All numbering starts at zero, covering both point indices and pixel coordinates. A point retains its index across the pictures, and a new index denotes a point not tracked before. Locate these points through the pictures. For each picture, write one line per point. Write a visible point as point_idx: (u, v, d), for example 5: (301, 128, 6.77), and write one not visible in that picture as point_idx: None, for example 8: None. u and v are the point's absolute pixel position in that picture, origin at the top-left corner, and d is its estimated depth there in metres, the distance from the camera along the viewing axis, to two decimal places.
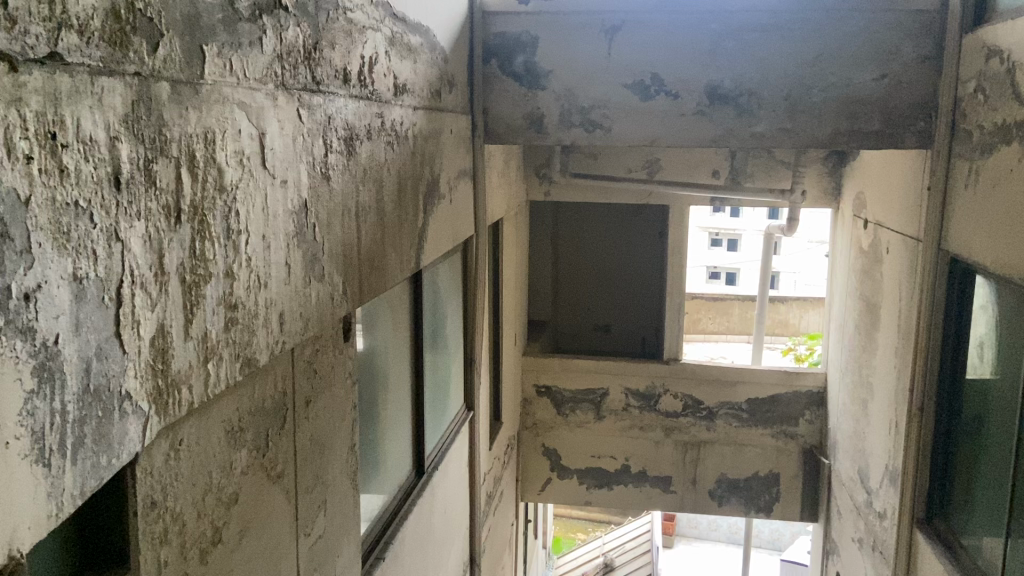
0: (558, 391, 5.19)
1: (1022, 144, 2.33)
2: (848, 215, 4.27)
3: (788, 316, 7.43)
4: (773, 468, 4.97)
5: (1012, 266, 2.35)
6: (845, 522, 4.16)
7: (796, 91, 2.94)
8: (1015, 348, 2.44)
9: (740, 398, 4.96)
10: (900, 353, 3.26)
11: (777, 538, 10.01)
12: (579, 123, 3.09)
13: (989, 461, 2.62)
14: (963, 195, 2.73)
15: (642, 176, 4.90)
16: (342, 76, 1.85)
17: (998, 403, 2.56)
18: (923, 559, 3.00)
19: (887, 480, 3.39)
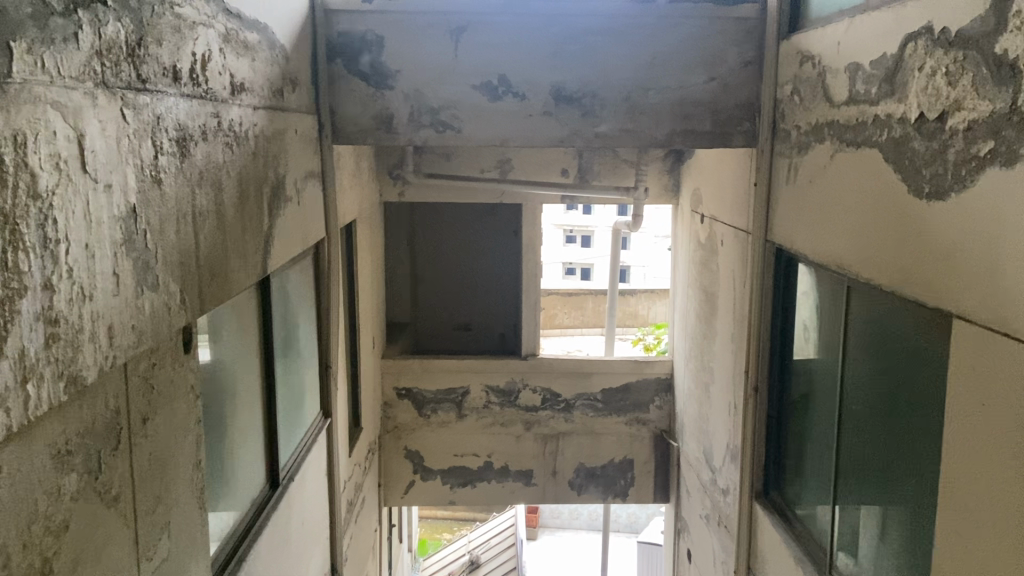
0: (418, 393, 5.17)
1: (832, 142, 2.56)
2: (687, 211, 4.52)
3: (637, 309, 7.75)
4: (627, 454, 5.18)
5: (830, 254, 2.56)
6: (693, 501, 4.40)
7: (635, 92, 3.07)
8: (833, 329, 2.67)
9: (595, 389, 5.14)
10: (736, 338, 3.48)
11: (634, 521, 10.44)
12: (429, 123, 3.08)
13: (816, 435, 2.85)
14: (785, 190, 2.95)
15: (495, 176, 4.99)
16: (171, 74, 1.76)
17: (821, 381, 2.80)
18: (762, 530, 3.22)
19: (729, 458, 3.61)
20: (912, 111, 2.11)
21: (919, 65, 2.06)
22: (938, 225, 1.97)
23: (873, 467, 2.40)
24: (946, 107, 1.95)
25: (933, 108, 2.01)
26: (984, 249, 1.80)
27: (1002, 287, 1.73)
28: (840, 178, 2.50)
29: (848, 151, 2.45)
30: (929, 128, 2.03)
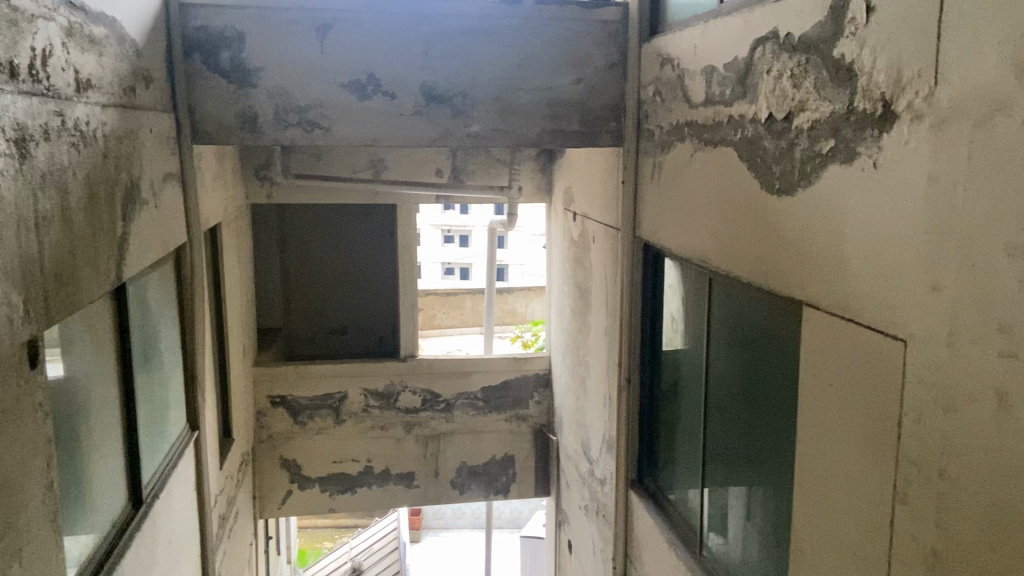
0: (294, 400, 5.03)
1: (692, 141, 2.67)
2: (560, 209, 4.61)
3: (515, 306, 7.84)
4: (508, 451, 5.23)
5: (694, 248, 2.68)
6: (573, 493, 4.50)
7: (505, 92, 3.10)
8: (698, 320, 2.80)
9: (475, 387, 5.16)
10: (609, 332, 3.58)
11: (517, 517, 10.58)
12: (296, 123, 3.00)
13: (685, 422, 2.98)
14: (650, 188, 3.07)
15: (367, 176, 4.91)
16: (7, 69, 1.62)
17: (688, 370, 2.92)
18: (637, 516, 3.33)
19: (605, 448, 3.71)
20: (762, 112, 2.23)
21: (767, 68, 2.19)
22: (788, 219, 2.10)
23: (737, 450, 2.53)
24: (791, 108, 2.08)
25: (781, 109, 2.13)
26: (829, 240, 1.93)
27: (847, 275, 1.86)
28: (699, 176, 2.62)
29: (707, 150, 2.57)
30: (778, 127, 2.16)
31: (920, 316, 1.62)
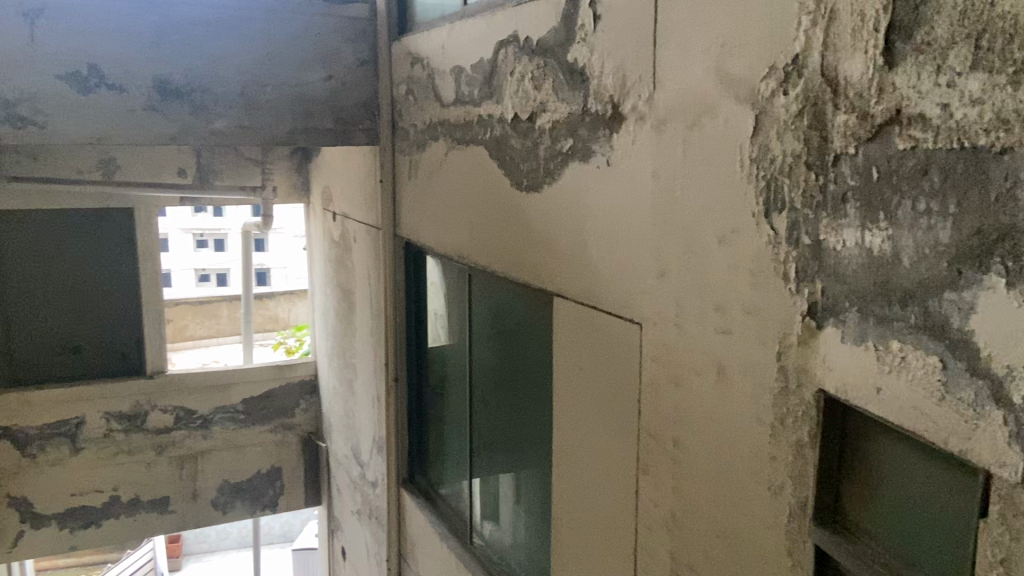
0: (19, 431, 4.44)
1: (445, 139, 2.72)
2: (318, 208, 4.49)
3: (277, 311, 7.55)
4: (274, 463, 5.04)
5: (452, 244, 2.73)
6: (345, 498, 4.43)
7: (250, 88, 2.96)
8: (460, 316, 2.86)
9: (236, 400, 4.89)
10: (374, 332, 3.55)
11: (288, 530, 10.22)
12: (3, 119, 2.64)
13: (452, 416, 3.04)
14: (408, 187, 3.08)
15: (97, 177, 4.49)
16: None
17: (453, 365, 2.98)
18: (408, 515, 3.34)
19: (375, 450, 3.68)
20: (508, 112, 2.32)
21: (510, 69, 2.28)
22: (536, 214, 2.20)
23: (502, 439, 2.62)
24: (534, 108, 2.18)
25: (525, 109, 2.23)
26: (573, 234, 2.05)
27: (590, 266, 1.99)
28: (453, 175, 2.68)
29: (459, 149, 2.63)
30: (522, 127, 2.25)
31: (651, 300, 1.77)
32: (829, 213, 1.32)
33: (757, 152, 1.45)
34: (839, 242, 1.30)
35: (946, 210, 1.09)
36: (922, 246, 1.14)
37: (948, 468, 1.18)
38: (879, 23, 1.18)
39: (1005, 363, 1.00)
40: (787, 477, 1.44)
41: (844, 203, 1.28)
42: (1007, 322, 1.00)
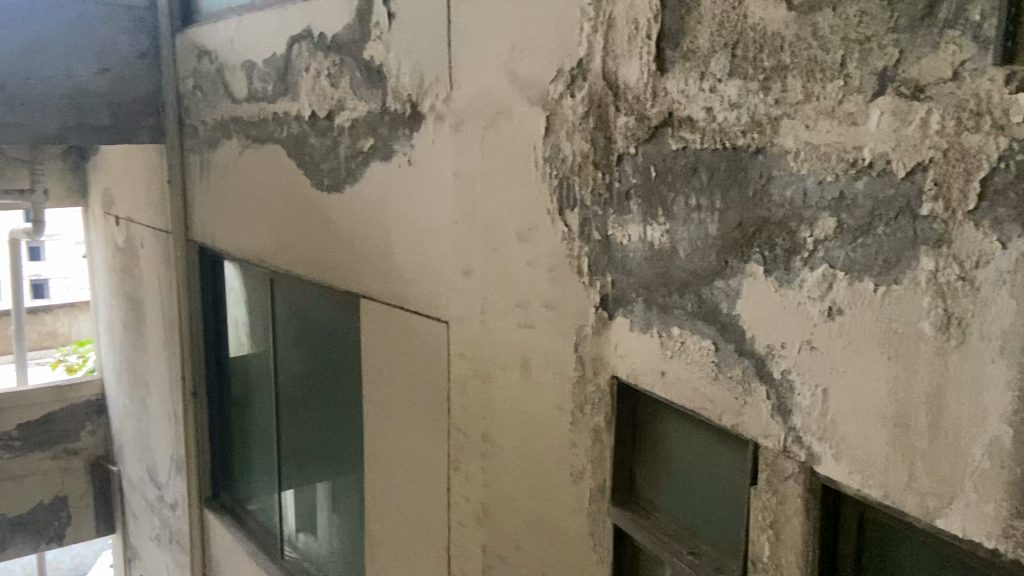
0: None
1: (239, 138, 2.59)
2: (99, 212, 4.13)
3: (55, 327, 6.87)
4: (57, 492, 4.58)
5: (251, 248, 2.61)
6: (141, 524, 4.11)
7: (10, 80, 2.66)
8: (262, 322, 2.74)
9: (8, 427, 4.38)
10: (168, 344, 3.32)
11: (79, 565, 9.33)
12: None
13: (257, 427, 2.91)
14: (200, 188, 2.91)
15: None
16: None
17: (256, 374, 2.85)
18: (213, 535, 3.16)
19: (173, 469, 3.45)
20: (304, 110, 2.25)
21: (304, 66, 2.21)
22: (339, 215, 2.15)
23: (313, 446, 2.55)
24: (331, 107, 2.13)
25: (322, 107, 2.17)
26: (378, 234, 2.02)
27: (396, 266, 1.98)
28: (249, 175, 2.56)
29: (254, 147, 2.51)
30: (320, 125, 2.19)
31: (455, 298, 1.79)
32: (615, 210, 1.39)
33: (549, 152, 1.50)
34: (625, 237, 1.37)
35: (713, 206, 1.18)
36: (695, 239, 1.22)
37: (723, 443, 1.28)
38: (651, 30, 1.26)
39: (766, 343, 1.10)
40: (587, 462, 1.51)
41: (628, 201, 1.36)
42: (766, 306, 1.10)
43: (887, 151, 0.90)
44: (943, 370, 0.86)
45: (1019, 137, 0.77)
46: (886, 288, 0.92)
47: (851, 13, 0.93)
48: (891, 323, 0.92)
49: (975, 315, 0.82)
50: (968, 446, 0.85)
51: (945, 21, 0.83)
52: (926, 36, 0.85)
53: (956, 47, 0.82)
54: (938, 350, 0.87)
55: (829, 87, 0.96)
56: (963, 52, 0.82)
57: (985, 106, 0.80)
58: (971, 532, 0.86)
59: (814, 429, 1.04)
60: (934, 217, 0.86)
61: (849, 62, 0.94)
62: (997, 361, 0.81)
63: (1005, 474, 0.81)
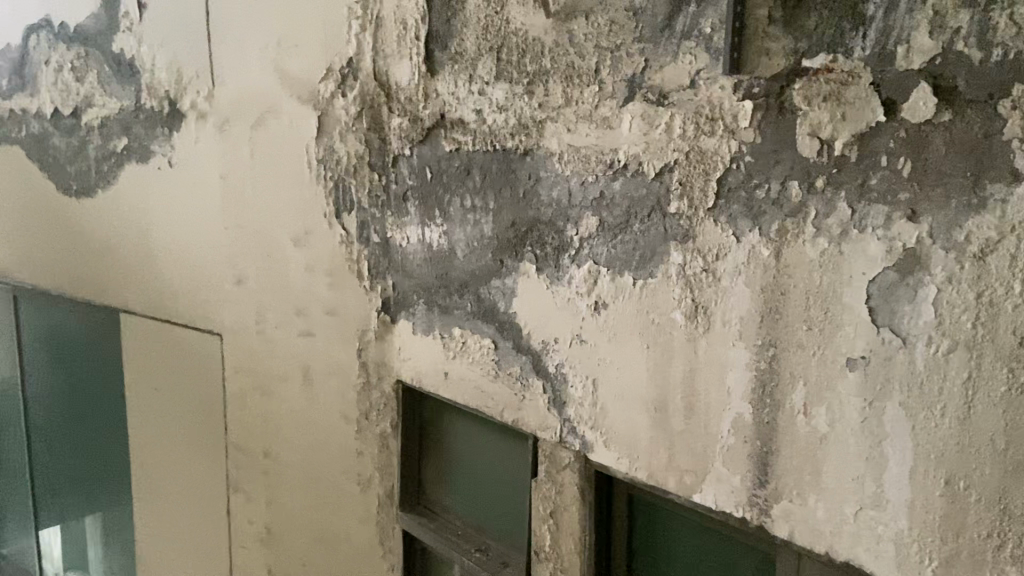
0: None
1: None
2: None
3: None
4: None
5: None
6: None
7: None
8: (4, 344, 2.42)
9: None
10: None
11: None
12: None
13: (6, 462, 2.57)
14: None
15: None
16: None
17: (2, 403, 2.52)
18: None
19: None
20: (45, 106, 2.00)
21: (43, 58, 1.97)
22: (92, 222, 1.95)
23: (74, 478, 2.29)
24: (77, 103, 1.91)
25: (66, 104, 1.94)
26: (138, 242, 1.86)
27: (160, 276, 1.82)
28: None
29: None
30: (65, 124, 1.96)
31: (229, 309, 1.68)
32: (393, 212, 1.37)
33: (322, 154, 1.45)
34: (404, 239, 1.36)
35: (487, 207, 1.19)
36: (471, 240, 1.23)
37: (505, 438, 1.30)
38: (419, 32, 1.25)
39: (540, 339, 1.14)
40: (374, 469, 1.48)
41: (405, 202, 1.34)
42: (539, 304, 1.13)
43: (640, 153, 0.96)
44: (694, 355, 0.93)
45: (746, 141, 0.85)
46: (642, 281, 0.98)
47: (602, 22, 0.98)
48: (649, 313, 0.98)
49: (716, 304, 0.90)
50: (717, 425, 0.92)
51: (682, 33, 0.89)
52: (667, 46, 0.91)
53: (692, 57, 0.89)
54: (690, 337, 0.93)
55: (587, 91, 1.01)
56: (697, 62, 0.88)
57: (718, 112, 0.87)
58: (722, 503, 0.93)
59: (587, 419, 1.09)
60: (680, 214, 0.93)
61: (603, 68, 0.99)
62: (736, 344, 0.89)
63: (747, 447, 0.89)
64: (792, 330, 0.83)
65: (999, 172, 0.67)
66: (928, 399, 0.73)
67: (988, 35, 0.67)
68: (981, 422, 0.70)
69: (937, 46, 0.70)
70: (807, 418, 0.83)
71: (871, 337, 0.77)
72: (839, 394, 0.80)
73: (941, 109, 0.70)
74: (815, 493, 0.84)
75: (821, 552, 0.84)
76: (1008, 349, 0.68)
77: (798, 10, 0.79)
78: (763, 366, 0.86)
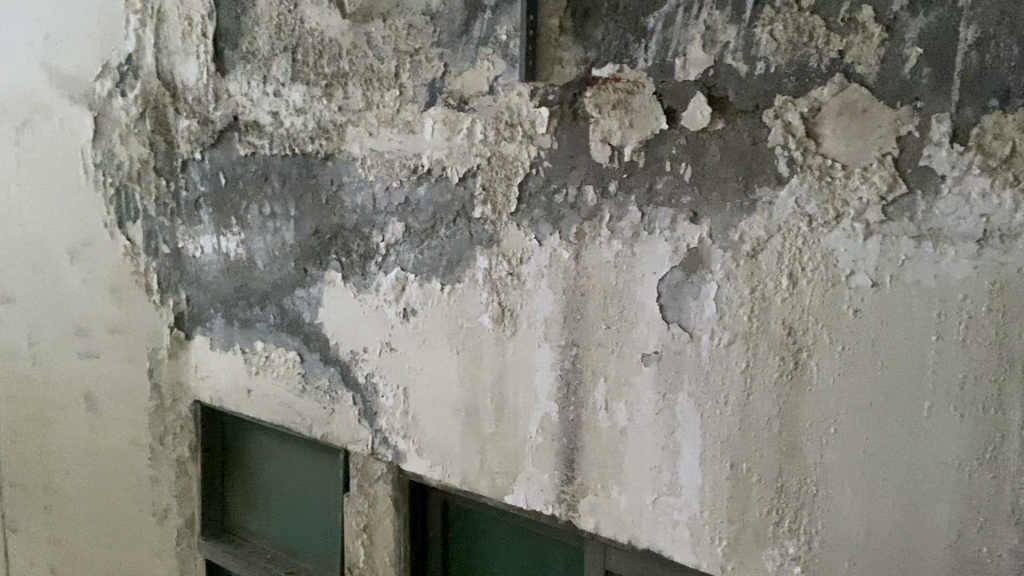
0: None
1: None
2: None
3: None
4: None
5: None
6: None
7: None
8: None
9: None
10: None
11: None
12: None
13: None
14: None
15: None
16: None
17: None
18: None
19: None
20: None
21: None
22: None
23: None
24: None
25: None
26: None
27: None
28: None
29: None
30: None
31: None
32: (183, 220, 1.28)
33: (100, 158, 1.32)
34: (197, 249, 1.27)
35: (287, 214, 1.14)
36: (271, 249, 1.17)
37: (313, 455, 1.25)
38: (206, 29, 1.18)
39: (349, 349, 1.10)
40: (171, 498, 1.39)
41: (197, 210, 1.26)
42: (346, 314, 1.10)
43: (442, 159, 0.95)
44: (502, 358, 0.95)
45: (544, 147, 0.87)
46: (450, 287, 0.98)
47: (399, 26, 0.97)
48: (457, 318, 0.98)
49: (522, 306, 0.92)
50: (525, 425, 0.94)
51: (479, 39, 0.91)
52: (465, 52, 0.92)
53: (490, 63, 0.90)
54: (498, 341, 0.94)
55: (387, 95, 1.00)
56: (494, 68, 0.90)
57: (516, 118, 0.89)
58: (532, 503, 0.95)
59: (399, 428, 1.07)
60: (484, 219, 0.93)
61: (402, 72, 0.98)
62: (541, 345, 0.91)
63: (554, 445, 0.92)
64: (592, 329, 0.86)
65: (766, 176, 0.73)
66: (714, 389, 0.79)
67: (752, 51, 0.72)
68: (759, 407, 0.76)
69: (709, 59, 0.75)
70: (608, 413, 0.87)
71: (662, 333, 0.81)
72: (636, 388, 0.84)
73: (715, 117, 0.75)
74: (617, 485, 0.88)
75: (624, 541, 0.88)
76: (779, 339, 0.74)
77: (587, 21, 0.82)
78: (566, 365, 0.89)
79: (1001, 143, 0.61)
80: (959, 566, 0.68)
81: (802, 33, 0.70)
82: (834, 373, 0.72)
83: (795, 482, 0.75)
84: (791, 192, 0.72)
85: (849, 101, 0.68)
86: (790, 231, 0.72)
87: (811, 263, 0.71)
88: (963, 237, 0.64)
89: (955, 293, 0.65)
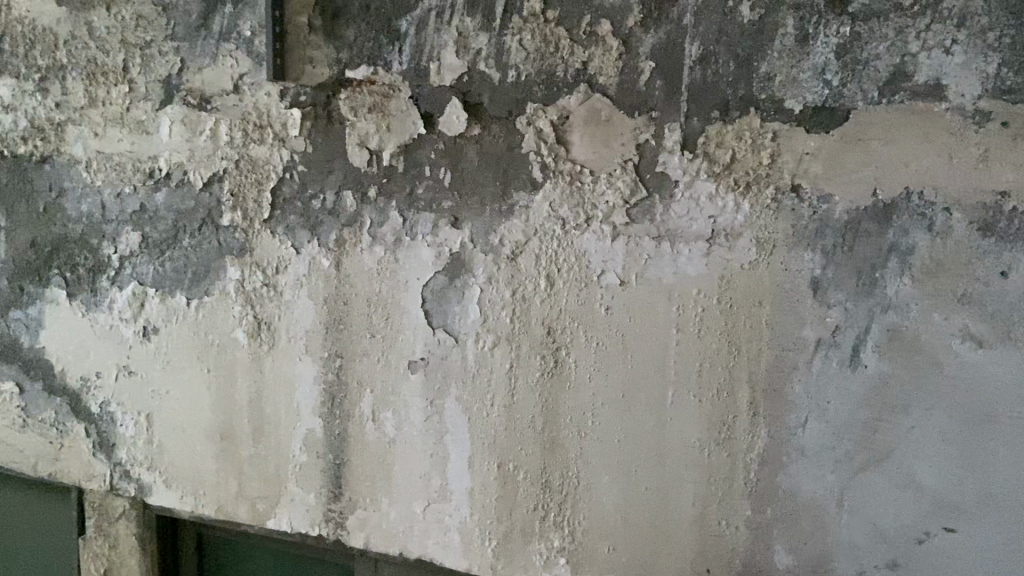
0: None
1: None
2: None
3: None
4: None
5: None
6: None
7: None
8: None
9: None
10: None
11: None
12: None
13: None
14: None
15: None
16: None
17: None
18: None
19: None
20: None
21: None
22: None
23: None
24: None
25: None
26: None
27: None
28: None
29: None
30: None
31: None
32: None
33: None
34: None
35: None
36: None
37: (36, 496, 1.10)
38: None
39: (79, 375, 0.98)
40: None
41: None
42: (73, 335, 0.97)
43: (183, 161, 0.88)
44: (259, 375, 0.89)
45: (298, 150, 0.83)
46: (197, 301, 0.90)
47: (126, 15, 0.88)
48: (206, 334, 0.90)
49: (280, 318, 0.87)
50: (287, 445, 0.89)
51: (220, 34, 0.84)
52: (205, 48, 0.85)
53: (234, 60, 0.84)
54: (254, 356, 0.89)
55: (115, 91, 0.90)
56: (239, 65, 0.84)
57: (266, 119, 0.84)
58: (297, 525, 0.90)
59: (141, 459, 0.97)
60: (234, 226, 0.87)
61: (132, 67, 0.88)
62: (302, 359, 0.87)
63: (320, 463, 0.88)
64: (356, 339, 0.84)
65: (521, 181, 0.75)
66: (479, 391, 0.80)
67: (502, 58, 0.74)
68: (522, 406, 0.78)
69: (463, 64, 0.76)
70: (375, 425, 0.85)
71: (427, 339, 0.81)
72: (403, 397, 0.83)
73: (471, 123, 0.76)
74: (387, 497, 0.86)
75: (395, 552, 0.87)
76: (539, 339, 0.77)
77: (338, 20, 0.80)
78: (330, 378, 0.86)
79: (723, 150, 0.68)
80: (702, 539, 0.75)
81: (548, 44, 0.72)
82: (591, 368, 0.75)
83: (558, 477, 0.78)
84: (545, 197, 0.74)
85: (594, 110, 0.72)
86: (546, 234, 0.75)
87: (566, 264, 0.75)
88: (696, 237, 0.70)
89: (690, 289, 0.71)
